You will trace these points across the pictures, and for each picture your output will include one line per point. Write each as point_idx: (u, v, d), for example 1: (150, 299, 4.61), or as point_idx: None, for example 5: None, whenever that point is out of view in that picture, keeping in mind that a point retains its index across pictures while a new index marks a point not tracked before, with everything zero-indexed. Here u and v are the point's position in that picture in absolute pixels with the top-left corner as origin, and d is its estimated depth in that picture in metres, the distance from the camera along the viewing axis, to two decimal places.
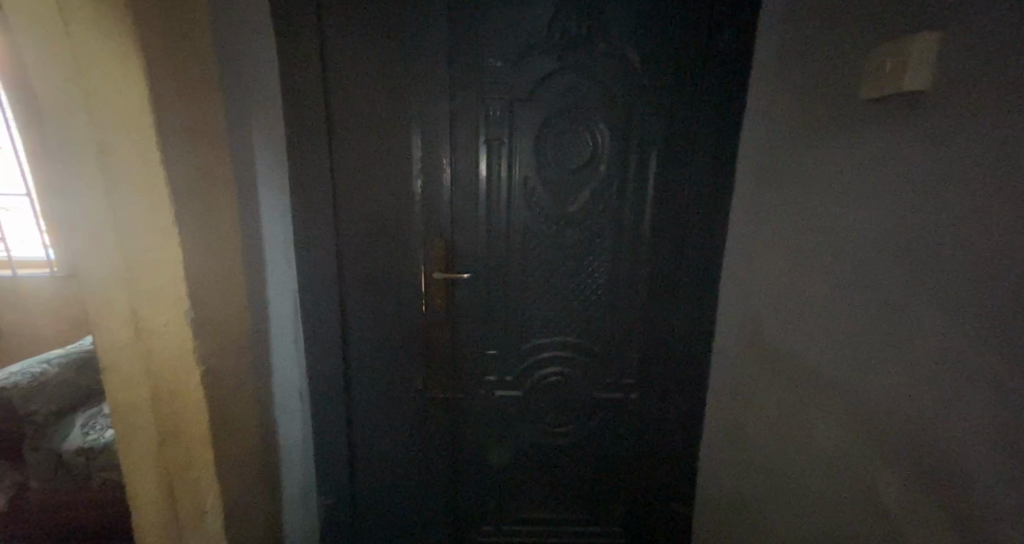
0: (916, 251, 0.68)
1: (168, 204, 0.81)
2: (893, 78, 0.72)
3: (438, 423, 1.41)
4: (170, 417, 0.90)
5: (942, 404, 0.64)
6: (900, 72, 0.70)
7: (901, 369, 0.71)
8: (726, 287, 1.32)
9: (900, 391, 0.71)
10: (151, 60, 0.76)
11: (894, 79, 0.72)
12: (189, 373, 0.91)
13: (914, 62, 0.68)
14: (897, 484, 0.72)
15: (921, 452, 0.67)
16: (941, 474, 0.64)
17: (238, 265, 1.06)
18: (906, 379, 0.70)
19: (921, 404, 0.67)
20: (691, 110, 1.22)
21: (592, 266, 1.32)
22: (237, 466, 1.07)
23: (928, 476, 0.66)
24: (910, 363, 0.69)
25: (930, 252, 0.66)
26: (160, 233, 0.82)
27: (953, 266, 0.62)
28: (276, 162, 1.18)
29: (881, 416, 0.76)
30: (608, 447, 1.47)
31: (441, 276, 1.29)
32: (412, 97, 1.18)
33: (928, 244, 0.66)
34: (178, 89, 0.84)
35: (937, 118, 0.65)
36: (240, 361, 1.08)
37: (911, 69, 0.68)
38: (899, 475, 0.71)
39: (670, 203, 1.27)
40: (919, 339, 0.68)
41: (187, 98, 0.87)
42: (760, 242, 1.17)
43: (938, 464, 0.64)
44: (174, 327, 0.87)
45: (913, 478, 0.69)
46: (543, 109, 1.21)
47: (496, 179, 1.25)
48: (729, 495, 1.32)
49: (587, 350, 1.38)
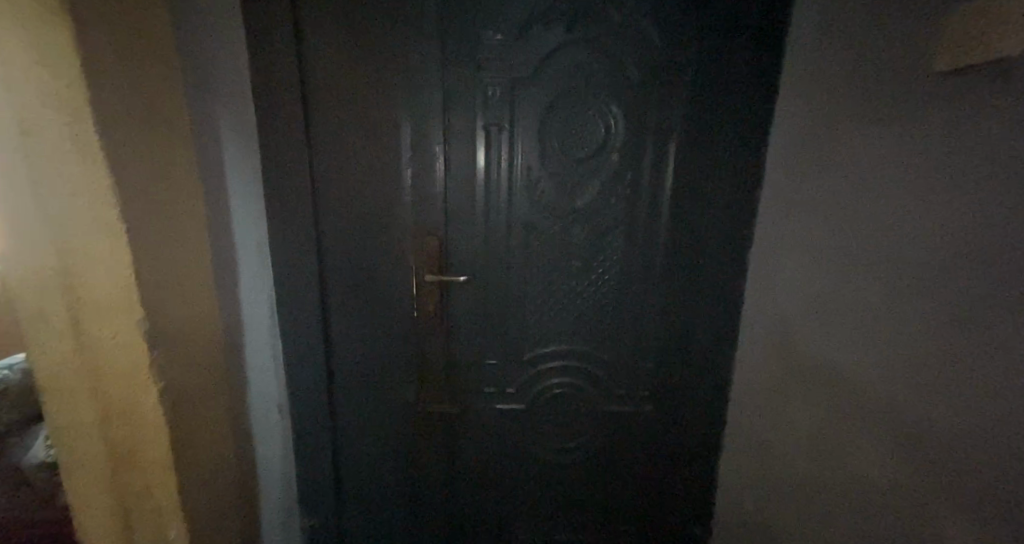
0: (974, 258, 0.58)
1: (115, 196, 0.68)
2: (959, 47, 0.60)
3: (432, 436, 1.30)
4: (124, 436, 0.82)
5: (989, 434, 0.55)
6: (966, 41, 0.59)
7: (952, 394, 0.61)
8: (749, 290, 1.20)
9: (945, 416, 0.62)
10: (89, 30, 0.63)
11: (960, 51, 0.60)
12: (148, 387, 0.80)
13: (980, 29, 0.56)
14: (946, 529, 0.62)
15: (969, 487, 0.58)
16: (988, 509, 0.55)
17: (204, 266, 0.95)
18: (955, 405, 0.60)
19: (970, 433, 0.58)
20: (715, 92, 1.09)
21: (602, 265, 1.19)
22: (208, 486, 0.98)
23: (979, 519, 0.56)
24: (964, 385, 0.59)
25: (988, 258, 0.55)
26: (104, 231, 0.69)
27: (1006, 275, 0.52)
28: (247, 149, 1.04)
29: (925, 445, 0.66)
30: (618, 460, 1.36)
31: (434, 280, 1.17)
32: (399, 76, 1.05)
33: (985, 250, 0.56)
34: (124, 57, 0.71)
35: (1004, 90, 0.53)
36: (206, 373, 0.97)
37: (975, 36, 0.57)
38: (947, 512, 0.61)
39: (691, 195, 1.15)
40: (971, 359, 0.58)
41: (135, 69, 0.74)
42: (788, 241, 1.05)
43: (987, 500, 0.55)
44: (126, 337, 0.76)
45: (959, 521, 0.59)
46: (548, 90, 1.07)
47: (496, 171, 1.12)
48: (752, 515, 1.21)
49: (596, 359, 1.26)
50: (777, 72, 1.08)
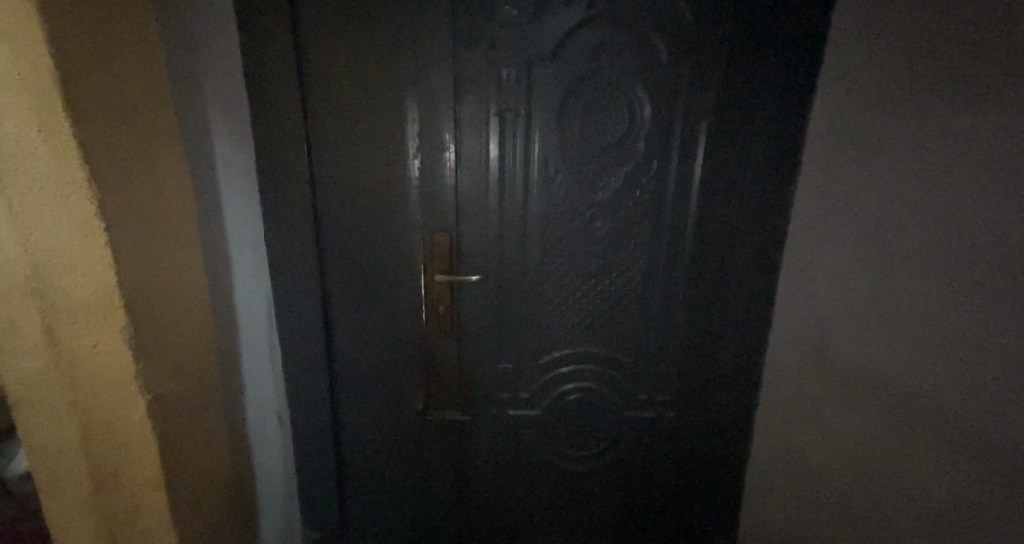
0: None
1: (93, 191, 0.60)
2: None
3: (445, 445, 1.23)
4: (109, 455, 0.75)
5: None
6: None
7: None
8: (784, 287, 1.13)
9: None
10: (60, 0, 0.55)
11: None
12: (134, 401, 0.72)
13: None
14: None
15: None
16: None
17: (192, 268, 0.87)
18: None
19: None
20: (750, 75, 1.01)
21: (624, 263, 1.12)
22: (203, 502, 0.91)
23: None
24: None
25: None
26: (83, 230, 0.61)
27: None
28: (239, 139, 0.95)
29: None
30: (639, 467, 1.30)
31: (444, 279, 1.09)
32: (406, 59, 0.96)
33: None
34: (101, 35, 0.62)
35: None
36: (198, 383, 0.90)
37: None
38: None
39: (721, 187, 1.08)
40: None
41: (115, 49, 0.66)
42: (833, 238, 0.99)
43: None
44: (107, 346, 0.69)
45: None
46: (568, 74, 0.99)
47: (511, 163, 1.04)
48: (793, 519, 1.17)
49: (618, 363, 1.20)
50: (818, 54, 1.00)
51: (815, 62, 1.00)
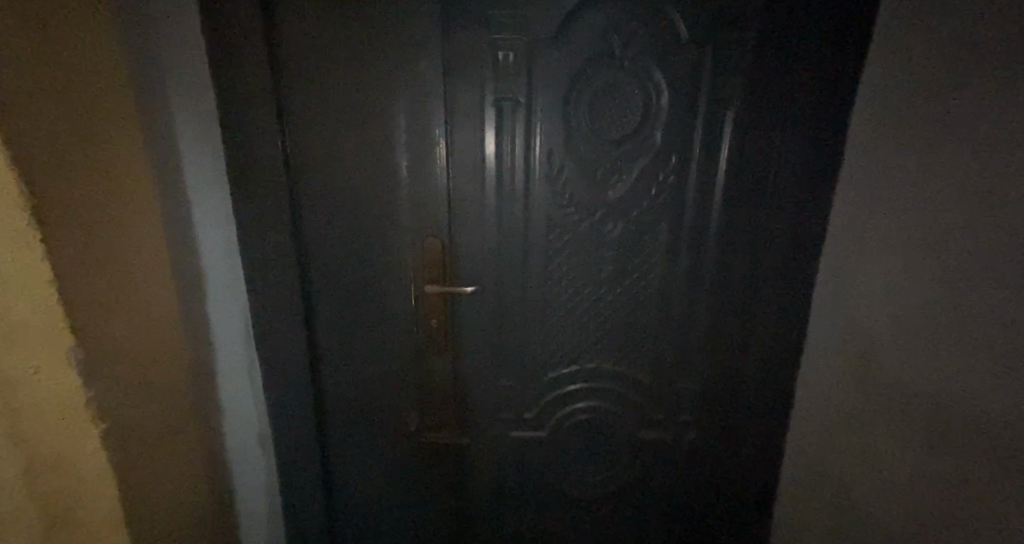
0: None
1: (25, 194, 0.50)
2: None
3: (444, 468, 1.14)
4: (54, 491, 0.66)
5: None
6: None
7: None
8: (820, 290, 1.03)
9: None
10: None
11: None
12: (84, 432, 0.63)
13: None
14: None
15: None
16: None
17: (153, 279, 0.78)
18: None
19: None
20: (782, 59, 0.89)
21: (639, 271, 1.01)
22: (172, 537, 0.83)
23: None
24: None
25: None
26: (17, 241, 0.51)
27: None
28: (206, 137, 0.86)
29: None
30: (655, 490, 1.20)
31: (437, 292, 0.99)
32: (393, 46, 0.86)
33: None
34: (41, 6, 0.52)
35: None
36: (164, 406, 0.81)
37: None
38: None
39: (746, 187, 0.96)
40: None
41: (56, 26, 0.56)
42: (874, 242, 0.87)
43: None
44: (48, 373, 0.59)
45: None
46: (573, 59, 0.88)
47: (510, 159, 0.94)
48: None
49: (631, 380, 1.09)
50: (866, 36, 0.88)
51: (861, 44, 0.88)
